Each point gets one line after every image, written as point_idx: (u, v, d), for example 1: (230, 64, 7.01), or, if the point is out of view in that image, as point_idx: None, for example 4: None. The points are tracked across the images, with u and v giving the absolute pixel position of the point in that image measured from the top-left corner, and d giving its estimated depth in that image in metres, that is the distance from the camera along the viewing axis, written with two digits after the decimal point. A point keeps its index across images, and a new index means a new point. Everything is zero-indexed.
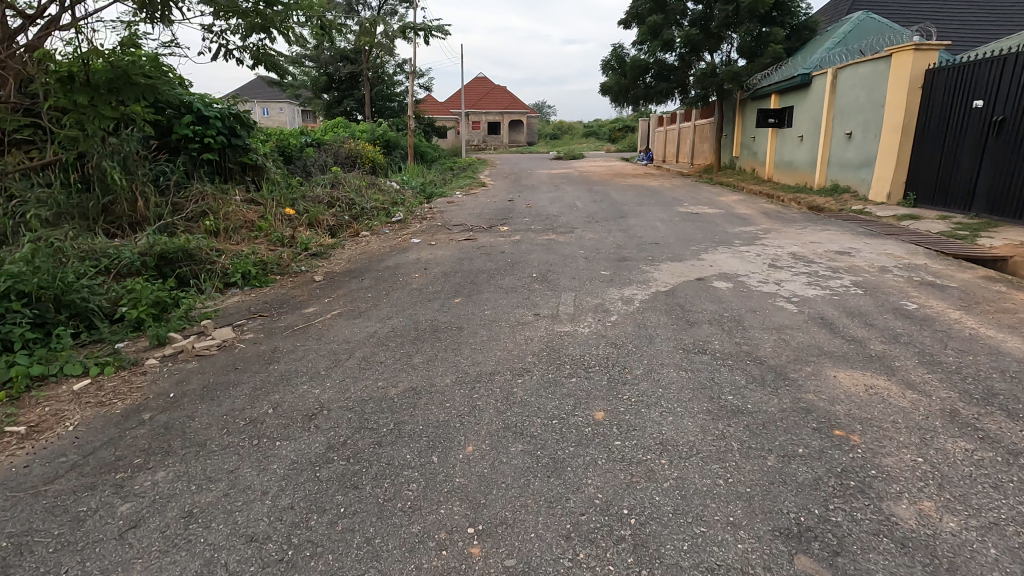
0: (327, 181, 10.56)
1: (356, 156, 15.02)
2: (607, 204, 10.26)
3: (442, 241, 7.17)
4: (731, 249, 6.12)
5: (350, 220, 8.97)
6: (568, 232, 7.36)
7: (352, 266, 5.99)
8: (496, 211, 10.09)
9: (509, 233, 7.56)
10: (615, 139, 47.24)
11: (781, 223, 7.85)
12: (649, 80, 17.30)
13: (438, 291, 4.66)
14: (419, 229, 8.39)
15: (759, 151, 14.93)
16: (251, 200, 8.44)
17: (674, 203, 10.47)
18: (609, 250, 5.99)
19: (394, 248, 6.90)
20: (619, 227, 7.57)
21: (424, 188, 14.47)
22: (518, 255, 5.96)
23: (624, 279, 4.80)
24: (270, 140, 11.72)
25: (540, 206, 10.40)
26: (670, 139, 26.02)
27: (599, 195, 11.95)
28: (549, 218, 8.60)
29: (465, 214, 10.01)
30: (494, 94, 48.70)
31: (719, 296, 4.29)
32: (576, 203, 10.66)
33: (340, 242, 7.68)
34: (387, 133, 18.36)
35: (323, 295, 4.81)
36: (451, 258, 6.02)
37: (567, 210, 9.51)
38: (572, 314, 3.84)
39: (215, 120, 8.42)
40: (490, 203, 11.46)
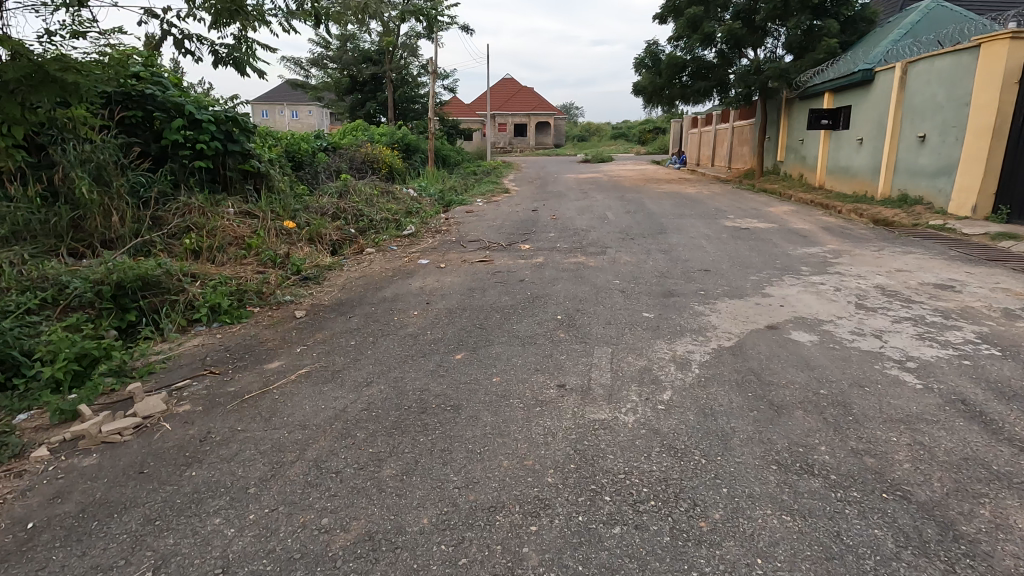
0: (335, 190, 9.76)
1: (373, 161, 14.26)
2: (641, 216, 9.21)
3: (453, 263, 6.25)
4: (799, 279, 5.05)
5: (355, 234, 8.13)
6: (599, 252, 6.37)
7: (344, 296, 5.11)
8: (518, 224, 9.15)
9: (531, 252, 6.60)
10: (645, 141, 45.79)
11: (849, 243, 6.71)
12: (685, 79, 16.13)
13: (437, 340, 3.71)
14: (431, 246, 7.50)
15: (808, 156, 13.61)
16: (247, 212, 7.68)
17: (718, 214, 9.35)
18: (650, 279, 4.99)
19: (398, 271, 6.01)
20: (658, 247, 6.54)
21: (444, 195, 13.59)
22: (540, 284, 5.00)
23: (672, 325, 3.79)
24: (279, 145, 11.02)
25: (567, 218, 9.41)
26: (706, 141, 24.67)
27: (632, 204, 10.90)
28: (577, 234, 7.60)
29: (484, 226, 9.10)
30: (522, 96, 47.80)
31: (803, 356, 3.24)
32: (607, 214, 9.64)
33: (340, 261, 6.84)
34: (407, 136, 17.59)
35: (298, 341, 3.90)
36: (461, 287, 5.09)
37: (597, 223, 8.51)
38: (610, 387, 2.86)
39: (209, 124, 7.68)
40: (513, 214, 10.52)
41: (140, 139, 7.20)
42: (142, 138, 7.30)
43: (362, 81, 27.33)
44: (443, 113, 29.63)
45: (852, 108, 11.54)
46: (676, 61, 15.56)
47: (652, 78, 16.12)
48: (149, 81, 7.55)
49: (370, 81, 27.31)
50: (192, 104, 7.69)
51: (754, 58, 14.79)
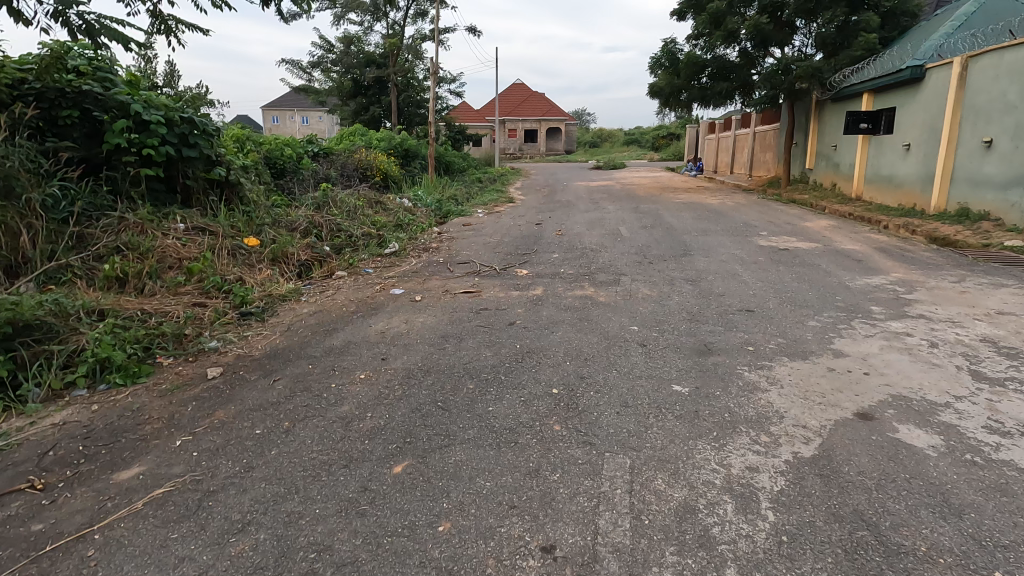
0: (314, 201, 8.74)
1: (366, 168, 13.27)
2: (659, 231, 8.10)
3: (431, 293, 5.14)
4: (873, 325, 3.87)
5: (328, 252, 7.10)
6: (611, 282, 5.22)
7: (285, 342, 4.01)
8: (518, 239, 8.06)
9: (528, 279, 5.49)
10: (659, 147, 44.52)
11: (917, 270, 5.51)
12: (704, 80, 15.00)
13: (377, 429, 2.59)
14: (411, 268, 6.43)
15: (843, 163, 12.37)
16: (201, 228, 6.64)
17: (747, 230, 8.18)
18: (678, 327, 3.84)
19: (362, 304, 4.93)
20: (683, 274, 5.40)
21: (442, 205, 12.52)
22: (534, 330, 3.87)
23: (715, 407, 2.65)
24: (258, 151, 10.03)
25: (574, 233, 8.29)
26: (725, 147, 23.42)
27: (648, 217, 9.76)
28: (585, 255, 6.48)
29: (479, 243, 8.01)
30: (532, 100, 46.81)
31: (931, 481, 2.07)
32: (620, 228, 8.51)
33: (301, 288, 5.76)
34: (407, 141, 16.58)
35: (189, 423, 2.80)
36: (432, 332, 3.98)
37: (608, 241, 7.37)
38: (627, 554, 1.73)
39: (159, 126, 6.64)
40: (513, 228, 9.43)
41: (75, 143, 6.18)
42: (79, 142, 6.29)
43: (366, 84, 26.51)
44: (450, 118, 28.71)
45: (897, 110, 10.28)
46: (694, 61, 14.43)
47: (669, 80, 14.96)
48: (91, 77, 6.58)
49: (374, 85, 26.45)
50: (141, 103, 6.69)
51: (781, 57, 13.65)
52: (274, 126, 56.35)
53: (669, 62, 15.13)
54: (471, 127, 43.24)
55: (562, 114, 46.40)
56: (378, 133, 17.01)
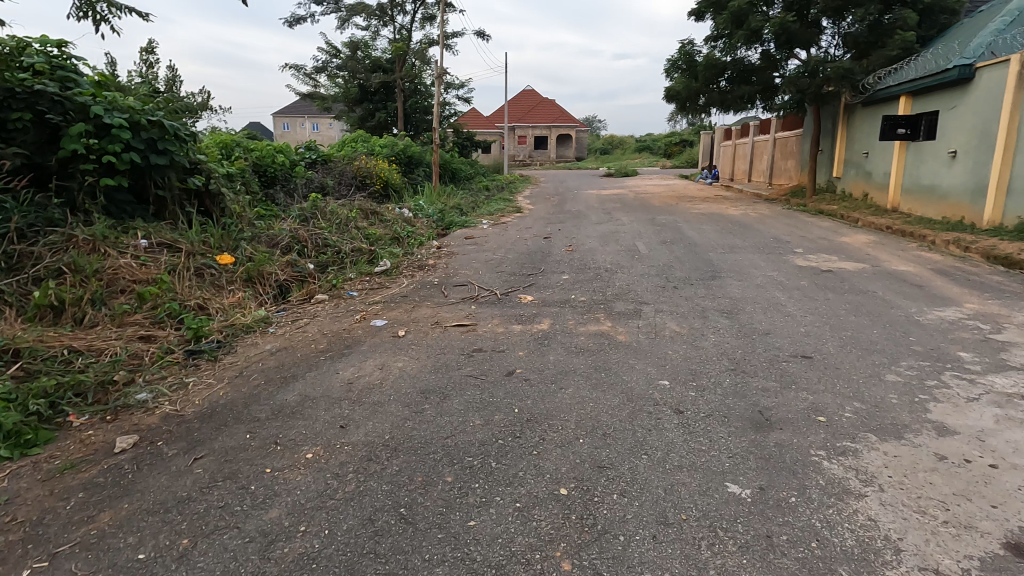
0: (301, 212, 8.04)
1: (366, 176, 12.59)
2: (680, 248, 7.29)
3: (417, 326, 4.37)
4: (972, 381, 3.04)
5: (311, 269, 6.39)
6: (632, 313, 4.43)
7: (229, 396, 3.23)
8: (524, 256, 7.29)
9: (533, 308, 4.71)
10: (672, 154, 43.67)
11: (994, 300, 4.67)
12: (724, 83, 14.20)
13: (308, 557, 1.82)
14: (400, 291, 5.70)
15: (876, 172, 11.49)
16: (167, 243, 5.93)
17: (780, 247, 7.34)
18: (721, 381, 3.04)
19: (336, 339, 4.18)
20: (715, 304, 4.60)
21: (444, 215, 11.79)
22: (538, 383, 3.09)
23: (794, 529, 1.86)
24: (245, 159, 9.36)
25: (586, 249, 7.50)
26: (742, 154, 22.54)
27: (666, 231, 8.95)
28: (598, 278, 5.70)
29: (481, 260, 7.26)
30: (543, 107, 46.18)
31: None
32: (636, 244, 7.71)
33: (271, 316, 5.01)
34: (410, 147, 15.89)
35: (55, 535, 2.02)
36: (411, 383, 3.21)
37: (624, 259, 6.58)
38: None
39: (123, 130, 5.95)
40: (518, 242, 8.66)
41: (26, 149, 5.50)
42: (31, 148, 5.62)
43: (372, 90, 25.98)
44: (458, 124, 28.09)
45: (940, 114, 9.41)
46: (714, 64, 13.64)
47: (686, 83, 14.17)
48: (50, 76, 5.94)
49: (380, 91, 25.93)
50: (105, 104, 6.01)
51: (807, 58, 12.82)
52: (283, 133, 56.21)
53: (686, 64, 14.33)
54: (481, 134, 42.68)
55: (572, 121, 45.73)
56: (381, 140, 16.35)
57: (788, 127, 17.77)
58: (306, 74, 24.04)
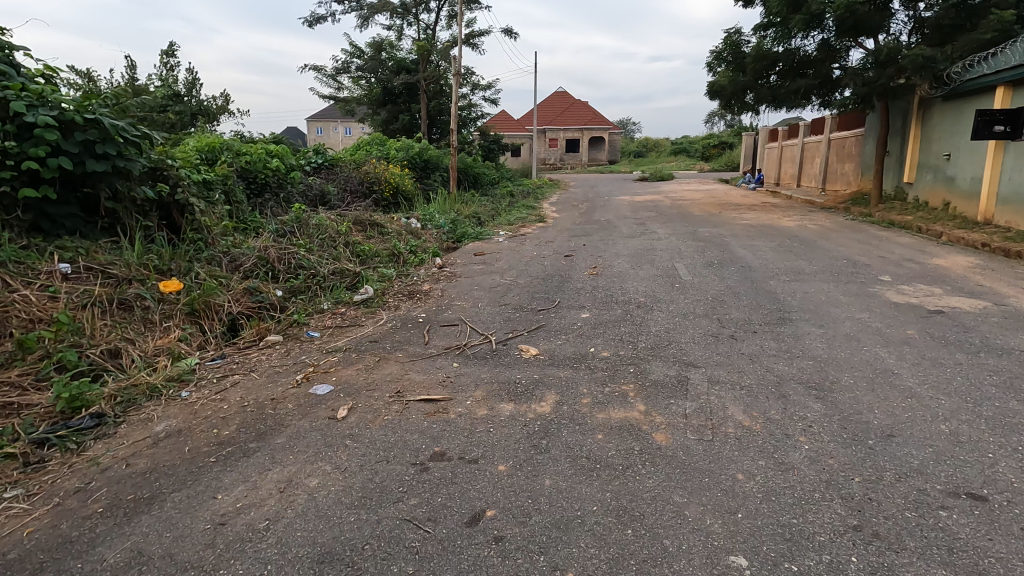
0: (280, 226, 6.96)
1: (374, 183, 11.54)
2: (730, 274, 5.89)
3: (369, 398, 3.15)
4: None
5: (275, 297, 5.28)
6: (674, 384, 3.11)
7: (27, 545, 2.03)
8: (537, 280, 6.03)
9: (535, 370, 3.43)
10: (709, 157, 41.72)
11: None
12: (775, 77, 12.64)
13: None
14: (372, 332, 4.52)
15: (961, 179, 9.79)
16: (97, 267, 4.87)
17: (858, 273, 5.87)
18: (845, 568, 1.70)
19: (251, 418, 2.99)
20: (794, 371, 3.23)
21: (456, 226, 10.62)
22: (516, 550, 1.81)
23: None
24: (230, 165, 8.38)
25: (614, 272, 6.19)
26: (789, 157, 20.74)
27: (711, 248, 7.54)
28: (626, 319, 4.38)
29: (486, 285, 6.03)
30: (574, 109, 44.75)
31: None
32: (676, 266, 6.35)
33: (195, 370, 3.85)
34: (426, 151, 14.81)
35: None
36: (314, 535, 1.97)
37: (661, 290, 5.25)
38: None
39: (51, 130, 4.96)
40: (535, 259, 7.39)
41: None
42: None
43: (396, 92, 25.15)
44: (484, 126, 27.01)
45: None
46: (764, 55, 12.10)
47: (732, 78, 12.65)
48: None
49: (404, 92, 25.09)
50: (34, 101, 5.05)
51: (874, 47, 11.19)
52: (315, 136, 56.36)
53: (732, 56, 12.80)
54: (510, 136, 41.63)
55: (605, 123, 44.23)
56: (396, 143, 15.34)
57: (845, 126, 16.00)
58: (328, 75, 23.38)
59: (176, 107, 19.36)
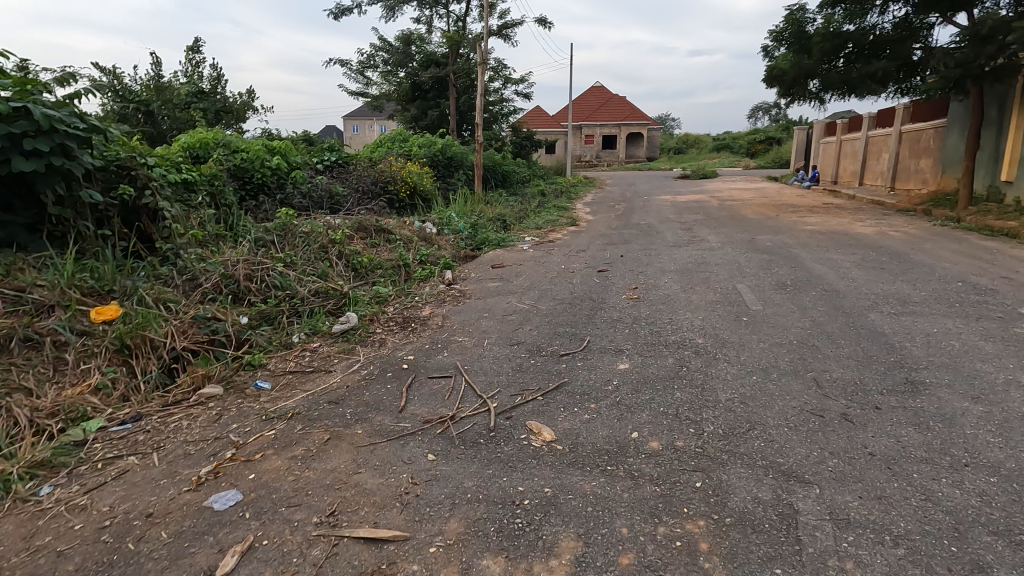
0: (262, 235, 5.97)
1: (389, 182, 10.55)
2: (811, 302, 4.57)
3: (285, 528, 2.04)
4: None
5: (233, 327, 4.25)
6: (771, 525, 1.88)
7: None
8: (562, 306, 4.85)
9: (547, 475, 2.25)
10: (756, 153, 39.49)
11: None
12: (844, 61, 11.05)
13: None
14: (336, 384, 3.43)
15: None
16: (12, 290, 3.94)
17: (987, 303, 4.46)
18: None
19: (95, 561, 1.92)
20: (972, 504, 1.95)
21: (477, 230, 9.51)
22: None
23: None
24: (219, 166, 7.49)
25: (659, 296, 4.95)
26: (851, 152, 18.85)
27: (778, 263, 6.19)
28: (681, 377, 3.16)
29: (499, 311, 4.88)
30: (612, 104, 43.07)
31: None
32: (739, 289, 5.07)
33: (83, 445, 2.83)
34: (450, 147, 13.76)
35: None
36: None
37: (724, 326, 4.00)
38: None
39: None
40: (562, 275, 6.20)
41: None
42: None
43: (426, 87, 24.25)
44: (516, 122, 25.84)
45: None
46: (834, 34, 10.53)
47: (795, 61, 11.10)
48: None
49: (434, 87, 24.18)
50: None
51: (968, 23, 9.51)
52: (350, 135, 56.45)
53: (794, 36, 11.25)
54: (545, 133, 40.40)
55: (644, 118, 42.43)
56: (418, 139, 14.35)
57: (921, 117, 14.13)
58: (355, 70, 22.68)
59: (200, 104, 19.04)
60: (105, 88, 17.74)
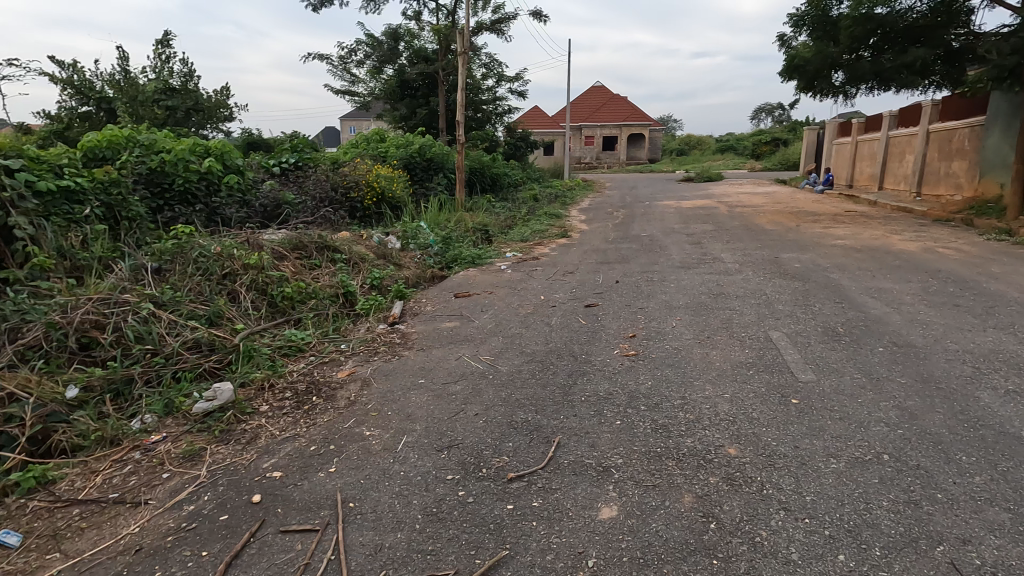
0: (148, 260, 4.61)
1: (351, 188, 9.20)
2: (882, 366, 3.21)
3: None
4: None
5: (39, 407, 2.81)
6: None
7: None
8: (529, 368, 3.50)
9: None
10: (763, 155, 38.15)
11: None
12: (871, 50, 9.73)
13: None
14: (124, 543, 2.04)
15: None
16: None
17: None
18: None
19: None
20: None
21: (450, 244, 8.16)
22: None
23: None
24: (125, 173, 6.16)
25: (664, 352, 3.60)
26: (869, 154, 17.49)
27: (816, 296, 4.84)
28: (706, 548, 1.80)
29: (443, 373, 3.52)
30: (612, 104, 41.71)
31: None
32: (775, 341, 3.70)
33: None
34: (431, 148, 12.42)
35: None
36: None
37: (764, 419, 2.63)
38: None
39: None
40: (539, 309, 4.86)
41: None
42: None
43: (414, 85, 22.94)
44: (510, 122, 24.51)
45: None
46: (865, 18, 9.15)
47: (820, 48, 9.77)
48: None
49: (423, 85, 22.92)
50: None
51: (1023, 5, 8.17)
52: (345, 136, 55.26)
53: (815, 22, 9.92)
54: (543, 134, 39.11)
55: (646, 119, 41.11)
56: (395, 140, 13.01)
57: (952, 116, 12.77)
58: (338, 67, 21.35)
59: (168, 102, 17.76)
60: (64, 84, 16.44)
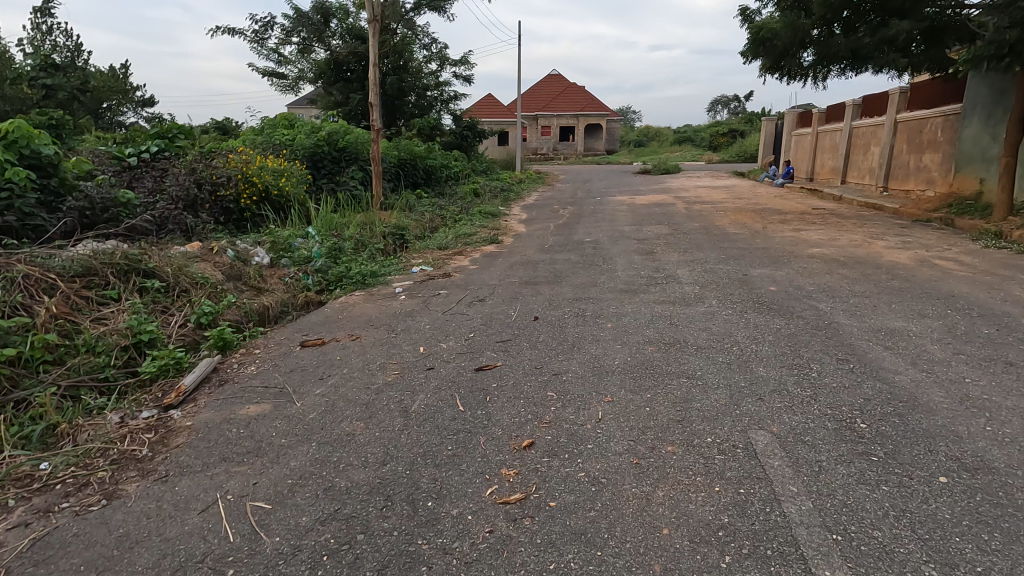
0: None
1: (221, 185, 7.30)
2: (964, 541, 1.72)
3: None
4: None
5: None
6: None
7: None
8: (317, 543, 1.85)
9: None
10: (720, 147, 37.47)
11: None
12: (842, 26, 8.52)
13: None
14: None
15: None
16: None
17: None
18: None
19: None
20: None
21: (338, 256, 6.42)
22: None
23: None
24: None
25: (571, 496, 2.01)
26: (831, 146, 16.46)
27: (808, 346, 3.36)
28: None
29: (151, 557, 1.84)
30: (568, 93, 40.25)
31: None
32: (763, 463, 2.16)
33: None
34: (343, 135, 10.51)
35: None
36: None
37: None
38: None
39: None
40: (405, 376, 3.21)
41: None
42: None
43: (349, 67, 20.81)
44: (456, 109, 22.66)
45: None
46: None
47: (789, 20, 8.45)
48: None
49: (359, 67, 20.77)
50: None
51: None
52: None
53: None
54: (497, 123, 37.30)
55: (603, 109, 39.79)
56: (305, 126, 11.05)
57: (922, 105, 11.74)
58: (259, 43, 18.97)
59: (47, 79, 15.13)
60: None
